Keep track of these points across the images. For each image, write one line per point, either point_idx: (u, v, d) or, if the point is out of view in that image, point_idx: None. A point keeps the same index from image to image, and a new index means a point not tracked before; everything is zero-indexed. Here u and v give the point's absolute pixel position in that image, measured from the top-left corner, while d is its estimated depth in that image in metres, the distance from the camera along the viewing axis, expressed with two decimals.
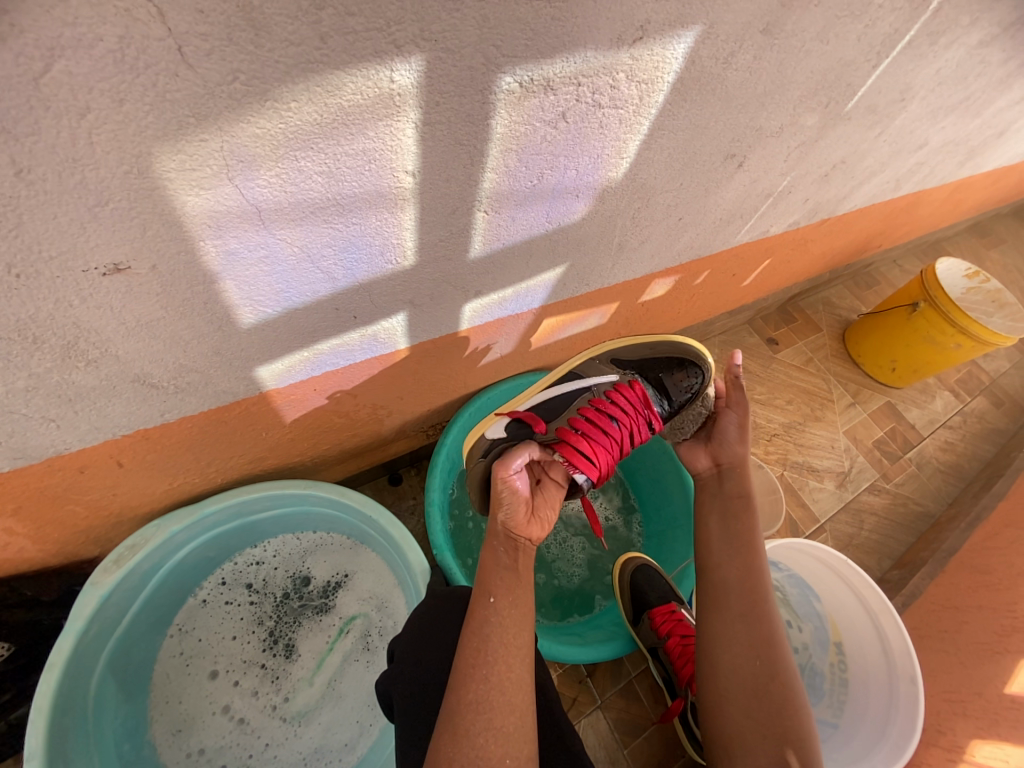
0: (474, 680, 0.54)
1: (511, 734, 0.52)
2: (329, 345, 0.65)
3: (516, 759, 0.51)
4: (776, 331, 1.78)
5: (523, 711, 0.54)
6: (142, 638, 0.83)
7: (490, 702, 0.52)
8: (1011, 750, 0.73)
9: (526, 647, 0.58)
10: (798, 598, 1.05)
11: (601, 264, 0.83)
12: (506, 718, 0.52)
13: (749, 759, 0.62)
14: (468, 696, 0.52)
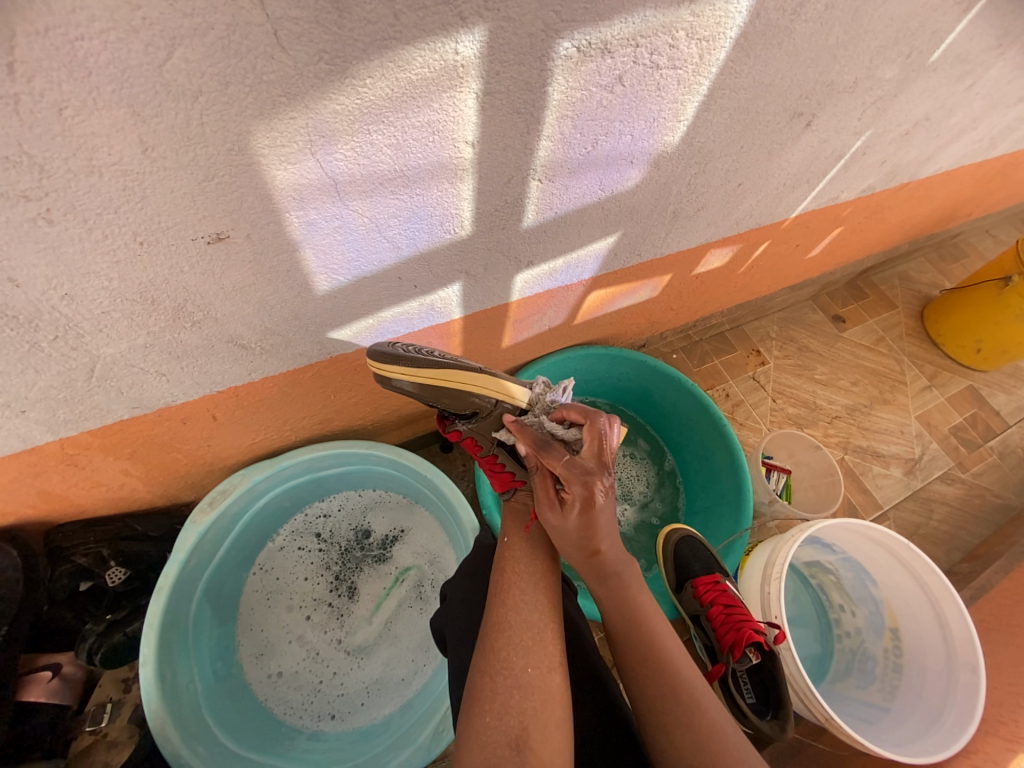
0: (500, 608, 0.61)
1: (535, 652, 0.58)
2: (391, 313, 0.70)
3: (538, 667, 0.57)
4: (843, 308, 1.67)
5: (539, 628, 0.60)
6: (231, 573, 0.95)
7: (512, 618, 0.60)
8: None
9: (539, 570, 0.66)
10: (853, 582, 1.02)
11: (654, 232, 0.82)
12: (532, 637, 0.59)
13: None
14: (493, 619, 0.60)
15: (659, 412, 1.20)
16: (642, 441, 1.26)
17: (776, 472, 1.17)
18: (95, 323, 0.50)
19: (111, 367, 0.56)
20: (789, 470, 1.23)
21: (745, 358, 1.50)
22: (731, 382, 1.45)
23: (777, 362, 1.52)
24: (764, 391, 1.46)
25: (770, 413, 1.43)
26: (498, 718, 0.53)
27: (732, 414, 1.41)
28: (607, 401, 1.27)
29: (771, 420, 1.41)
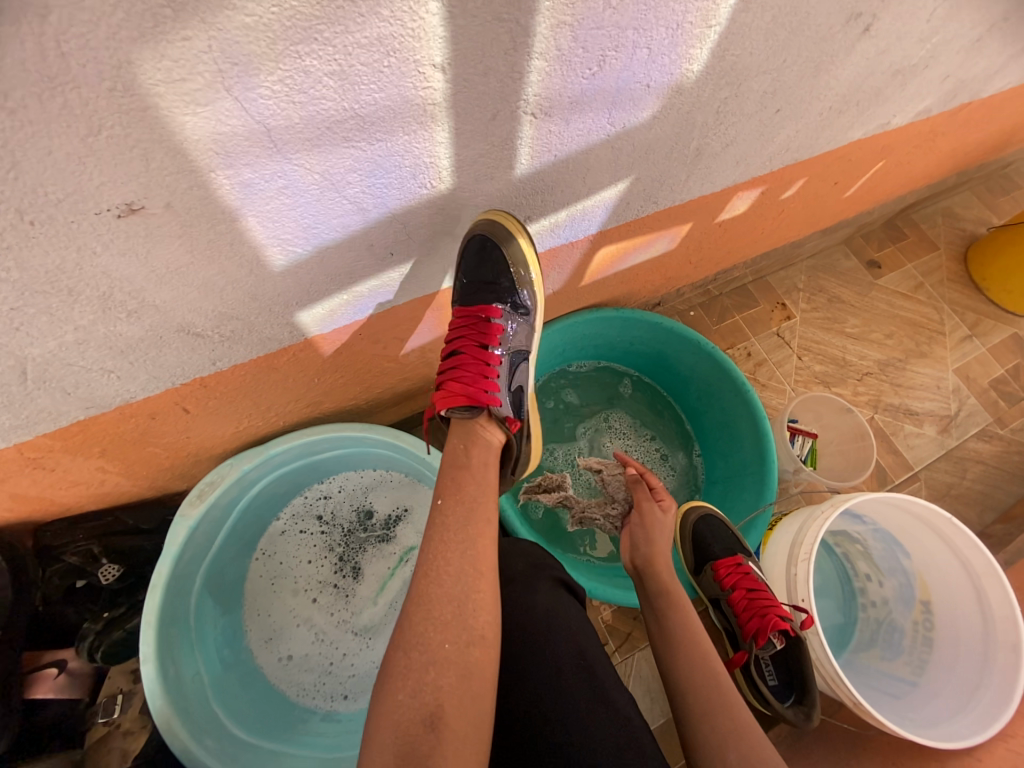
0: (418, 575, 0.53)
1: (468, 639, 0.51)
2: (368, 287, 0.60)
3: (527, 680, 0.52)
4: (879, 251, 1.52)
5: (462, 600, 0.52)
6: (232, 561, 0.92)
7: (431, 591, 0.52)
8: None
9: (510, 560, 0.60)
10: (882, 553, 0.96)
11: (673, 175, 0.70)
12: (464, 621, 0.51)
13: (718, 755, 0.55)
14: None
15: (675, 378, 1.11)
16: (654, 411, 1.15)
17: (801, 437, 1.09)
18: (6, 321, 0.42)
19: (44, 368, 0.48)
20: (816, 434, 1.14)
21: (768, 312, 1.38)
22: (753, 340, 1.34)
23: (804, 316, 1.39)
24: (789, 348, 1.35)
25: (795, 372, 1.33)
26: (412, 694, 0.46)
27: (754, 374, 1.31)
28: (618, 369, 1.17)
29: (796, 380, 1.31)
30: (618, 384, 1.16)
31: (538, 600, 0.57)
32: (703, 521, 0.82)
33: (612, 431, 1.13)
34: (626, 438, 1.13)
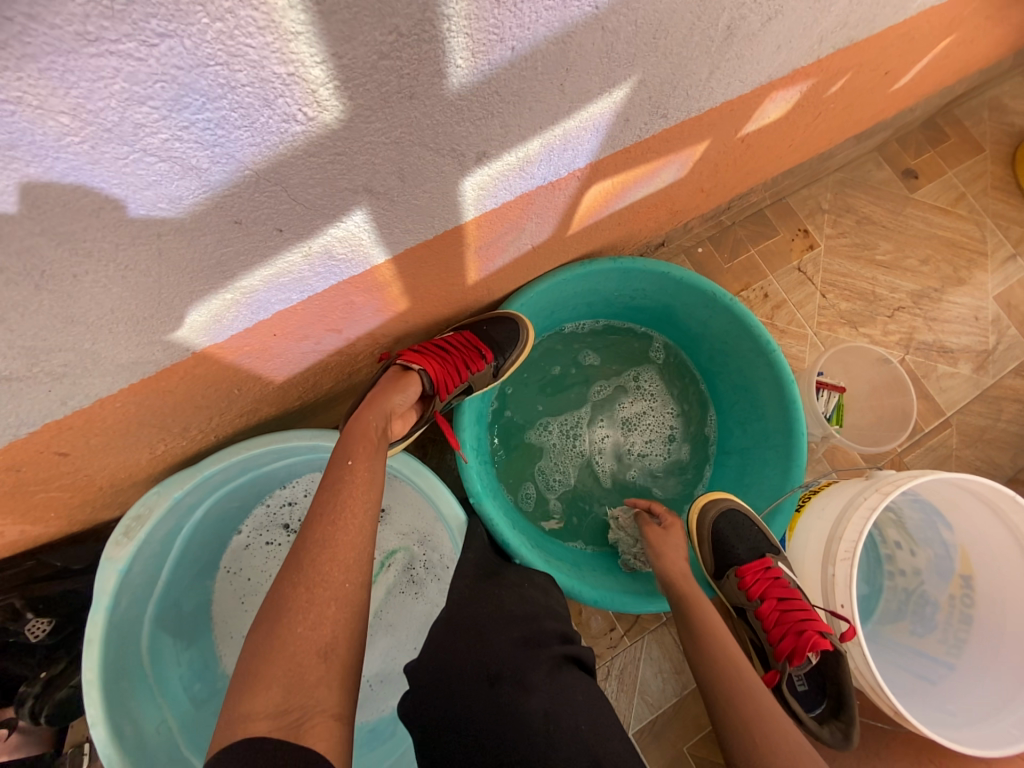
0: (319, 551, 0.48)
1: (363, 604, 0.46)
2: (260, 278, 0.42)
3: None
4: (917, 157, 1.27)
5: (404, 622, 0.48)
6: (188, 588, 0.81)
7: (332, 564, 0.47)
8: None
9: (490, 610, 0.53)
10: (918, 522, 0.86)
11: (691, 71, 0.48)
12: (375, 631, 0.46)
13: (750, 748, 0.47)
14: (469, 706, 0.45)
15: (685, 336, 0.94)
16: (676, 382, 0.98)
17: (827, 393, 0.95)
18: None
19: None
20: (844, 388, 1.00)
21: (789, 242, 1.17)
22: (771, 278, 1.15)
23: (829, 244, 1.19)
24: (811, 284, 1.16)
25: (818, 313, 1.15)
26: (312, 630, 0.44)
27: (771, 319, 1.13)
28: (641, 328, 0.99)
29: (819, 322, 1.14)
30: (637, 345, 0.98)
31: (536, 685, 0.47)
32: (720, 518, 0.71)
33: (620, 404, 0.96)
34: (637, 412, 0.97)
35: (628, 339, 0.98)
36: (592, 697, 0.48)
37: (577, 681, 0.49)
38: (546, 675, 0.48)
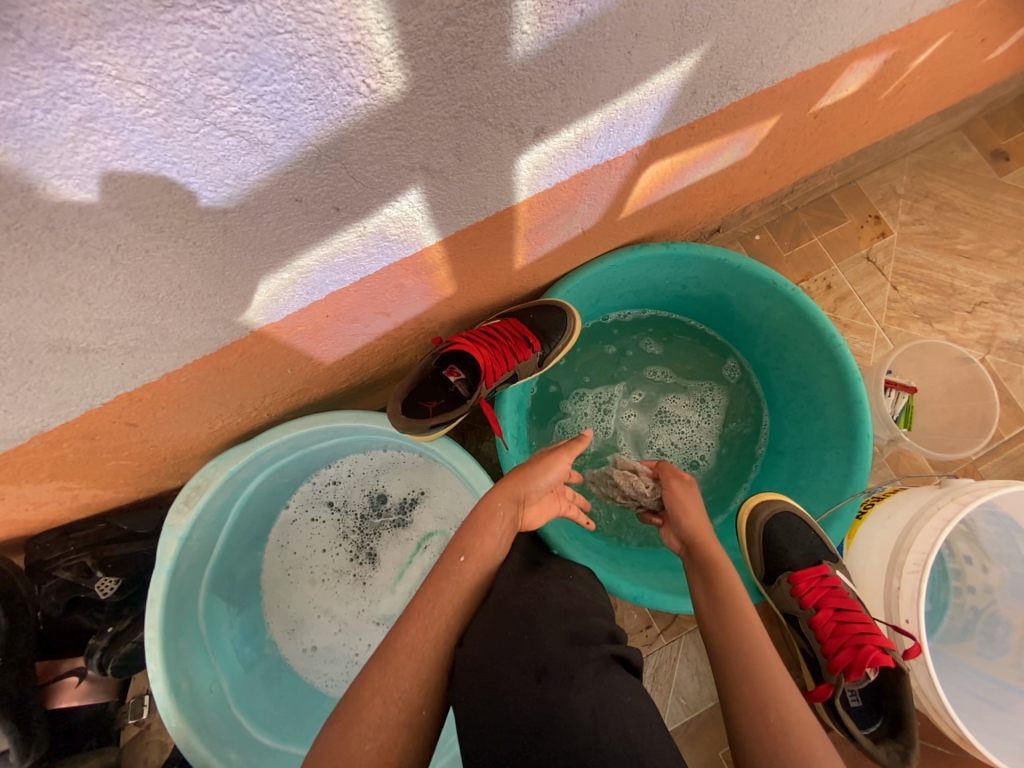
0: None
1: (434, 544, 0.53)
2: (317, 259, 0.42)
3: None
4: (1010, 136, 1.14)
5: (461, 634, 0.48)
6: (241, 557, 0.85)
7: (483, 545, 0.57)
8: None
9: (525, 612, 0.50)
10: (994, 537, 0.78)
11: (767, 36, 0.44)
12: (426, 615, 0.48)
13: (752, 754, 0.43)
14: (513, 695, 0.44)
15: (739, 327, 0.89)
16: (737, 405, 0.93)
17: (895, 392, 0.88)
18: None
19: None
20: (914, 388, 0.92)
21: (856, 229, 1.09)
22: (834, 268, 1.07)
23: (903, 231, 1.09)
24: (880, 275, 1.07)
25: (886, 307, 1.06)
26: None
27: (833, 313, 1.06)
28: (709, 336, 0.95)
29: (886, 317, 1.05)
30: (700, 354, 0.95)
31: (586, 682, 0.44)
32: (776, 520, 0.66)
33: (664, 401, 0.93)
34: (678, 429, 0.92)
35: (689, 346, 0.95)
36: (642, 695, 0.46)
37: (629, 683, 0.46)
38: (596, 674, 0.45)
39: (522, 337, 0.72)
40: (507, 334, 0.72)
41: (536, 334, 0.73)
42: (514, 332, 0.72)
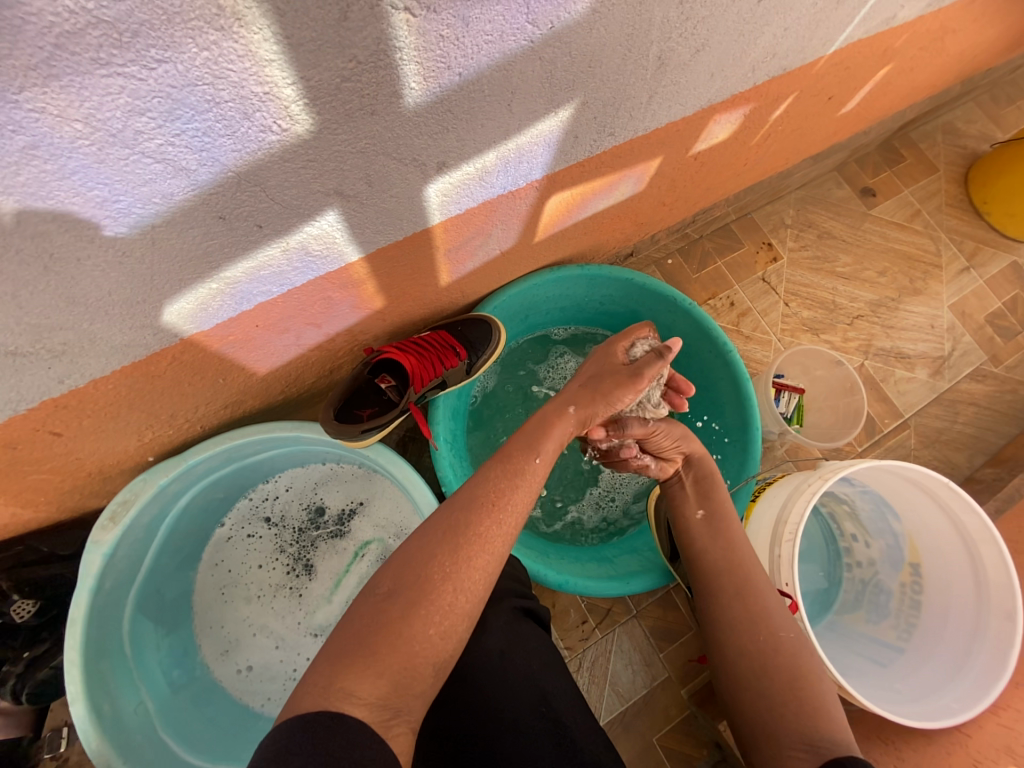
0: None
1: (434, 522, 0.48)
2: (243, 271, 0.47)
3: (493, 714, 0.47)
4: (874, 176, 1.35)
5: None
6: (171, 576, 0.84)
7: (487, 530, 0.47)
8: None
9: None
10: (870, 514, 0.90)
11: (631, 95, 0.55)
12: (441, 614, 0.42)
13: (735, 657, 0.55)
14: None
15: None
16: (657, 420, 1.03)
17: (786, 394, 1.01)
18: None
19: None
20: (802, 389, 1.06)
21: (753, 254, 1.25)
22: (736, 287, 1.22)
23: (792, 256, 1.26)
24: (775, 293, 1.23)
25: (781, 320, 1.22)
26: None
27: (737, 326, 1.20)
28: None
29: (781, 329, 1.20)
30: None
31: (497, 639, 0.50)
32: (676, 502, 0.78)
33: None
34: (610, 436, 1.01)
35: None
36: None
37: None
38: None
39: (450, 346, 0.79)
40: (436, 342, 0.78)
41: (463, 342, 0.80)
42: (443, 340, 0.79)
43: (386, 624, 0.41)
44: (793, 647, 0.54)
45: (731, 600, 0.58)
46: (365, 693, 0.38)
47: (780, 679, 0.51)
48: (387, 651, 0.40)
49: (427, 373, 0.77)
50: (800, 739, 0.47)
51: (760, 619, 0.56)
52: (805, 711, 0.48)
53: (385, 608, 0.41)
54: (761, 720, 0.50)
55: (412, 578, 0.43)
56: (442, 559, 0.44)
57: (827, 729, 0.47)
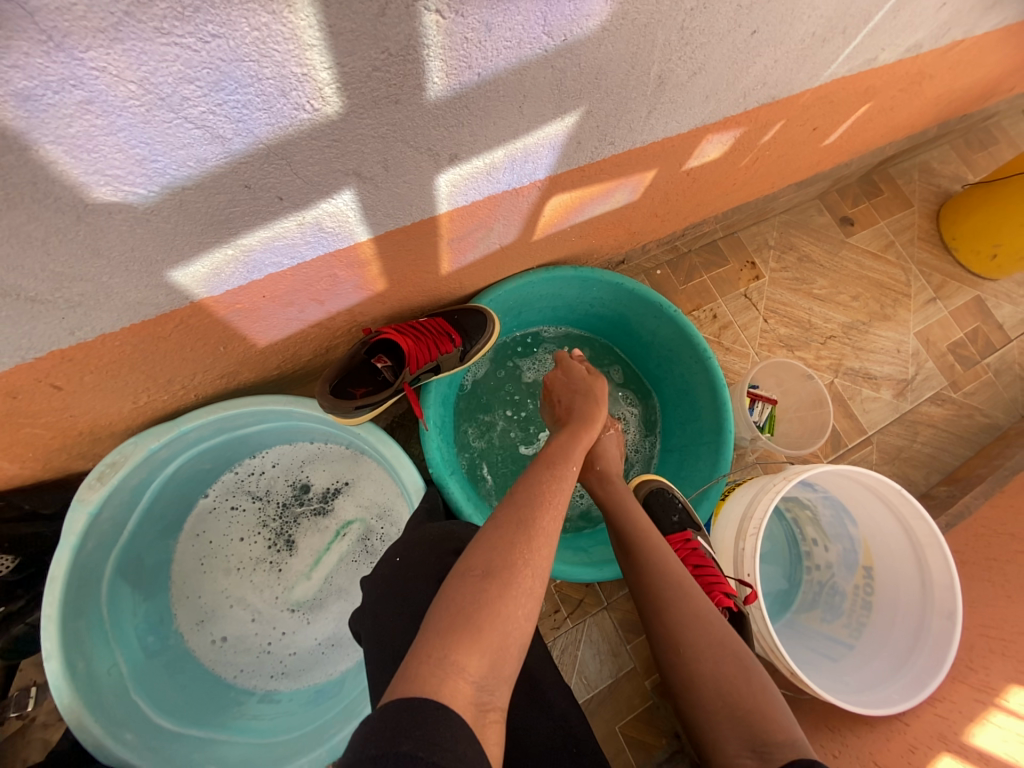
0: None
1: (507, 515, 0.50)
2: (258, 240, 0.50)
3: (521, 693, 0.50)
4: (854, 207, 1.43)
5: None
6: (151, 543, 0.84)
7: (542, 522, 0.50)
8: (1005, 720, 0.67)
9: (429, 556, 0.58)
10: (830, 519, 0.96)
11: (632, 108, 0.60)
12: (529, 599, 0.44)
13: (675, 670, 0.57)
14: None
15: (637, 342, 1.04)
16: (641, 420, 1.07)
17: (760, 403, 1.07)
18: None
19: None
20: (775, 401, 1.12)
21: (737, 271, 1.31)
22: (720, 301, 1.28)
23: (773, 276, 1.33)
24: (755, 310, 1.29)
25: (760, 336, 1.28)
26: None
27: (718, 338, 1.26)
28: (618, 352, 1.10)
29: (759, 344, 1.27)
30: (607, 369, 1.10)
31: None
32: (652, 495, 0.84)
33: None
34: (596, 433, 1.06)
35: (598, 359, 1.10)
36: None
37: None
38: None
39: (445, 334, 0.82)
40: (433, 328, 0.82)
41: (458, 331, 0.83)
42: (440, 327, 0.82)
43: (487, 603, 0.42)
44: (724, 655, 0.56)
45: (659, 617, 0.61)
46: (472, 671, 0.39)
47: (713, 687, 0.54)
48: (489, 630, 0.41)
49: (423, 357, 0.80)
50: (746, 746, 0.49)
51: (685, 631, 0.58)
52: (742, 718, 0.51)
53: (484, 585, 0.43)
54: (707, 733, 0.52)
55: (504, 562, 0.45)
56: (523, 545, 0.47)
57: (765, 725, 0.50)
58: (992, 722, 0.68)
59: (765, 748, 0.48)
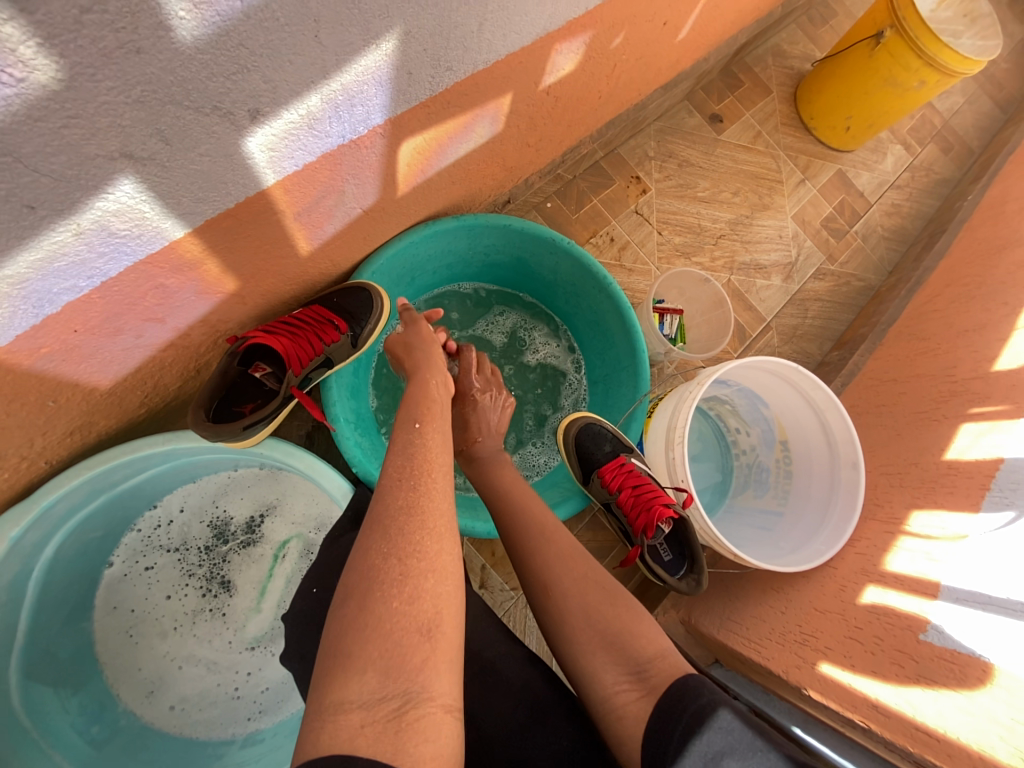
0: None
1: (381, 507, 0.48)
2: (24, 266, 0.39)
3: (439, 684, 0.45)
4: (720, 103, 1.44)
5: None
6: (58, 635, 0.74)
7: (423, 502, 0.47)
8: (907, 544, 0.77)
9: None
10: (747, 407, 1.04)
11: (458, 21, 0.52)
12: (398, 586, 0.42)
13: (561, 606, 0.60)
14: None
15: (540, 284, 1.01)
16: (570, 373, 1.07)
17: (668, 317, 1.10)
18: None
19: None
20: (680, 311, 1.15)
21: (624, 189, 1.30)
22: (614, 223, 1.27)
23: (659, 187, 1.33)
24: (649, 225, 1.30)
25: (657, 249, 1.30)
26: None
27: (619, 261, 1.26)
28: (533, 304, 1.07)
29: (659, 258, 1.29)
30: (531, 329, 1.07)
31: None
32: (582, 432, 0.85)
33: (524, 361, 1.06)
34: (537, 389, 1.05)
35: (523, 322, 1.07)
36: None
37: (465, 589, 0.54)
38: None
39: (326, 320, 0.74)
40: (309, 318, 0.73)
41: (339, 314, 0.76)
42: (315, 315, 0.74)
43: (344, 636, 0.40)
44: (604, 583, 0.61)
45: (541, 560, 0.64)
46: (357, 695, 0.38)
47: (594, 616, 0.58)
48: (366, 646, 0.39)
49: (307, 353, 0.72)
50: (626, 667, 0.54)
51: (570, 568, 0.62)
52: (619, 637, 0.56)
53: (342, 610, 0.41)
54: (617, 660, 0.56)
55: (358, 574, 0.42)
56: (389, 535, 0.44)
57: (646, 644, 0.56)
58: (901, 546, 0.78)
59: (643, 665, 0.54)
